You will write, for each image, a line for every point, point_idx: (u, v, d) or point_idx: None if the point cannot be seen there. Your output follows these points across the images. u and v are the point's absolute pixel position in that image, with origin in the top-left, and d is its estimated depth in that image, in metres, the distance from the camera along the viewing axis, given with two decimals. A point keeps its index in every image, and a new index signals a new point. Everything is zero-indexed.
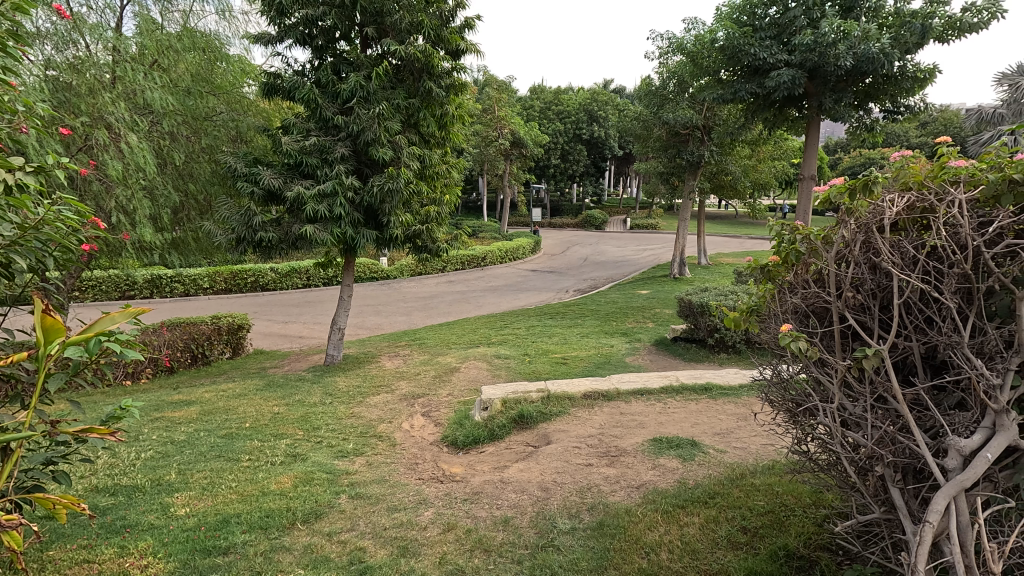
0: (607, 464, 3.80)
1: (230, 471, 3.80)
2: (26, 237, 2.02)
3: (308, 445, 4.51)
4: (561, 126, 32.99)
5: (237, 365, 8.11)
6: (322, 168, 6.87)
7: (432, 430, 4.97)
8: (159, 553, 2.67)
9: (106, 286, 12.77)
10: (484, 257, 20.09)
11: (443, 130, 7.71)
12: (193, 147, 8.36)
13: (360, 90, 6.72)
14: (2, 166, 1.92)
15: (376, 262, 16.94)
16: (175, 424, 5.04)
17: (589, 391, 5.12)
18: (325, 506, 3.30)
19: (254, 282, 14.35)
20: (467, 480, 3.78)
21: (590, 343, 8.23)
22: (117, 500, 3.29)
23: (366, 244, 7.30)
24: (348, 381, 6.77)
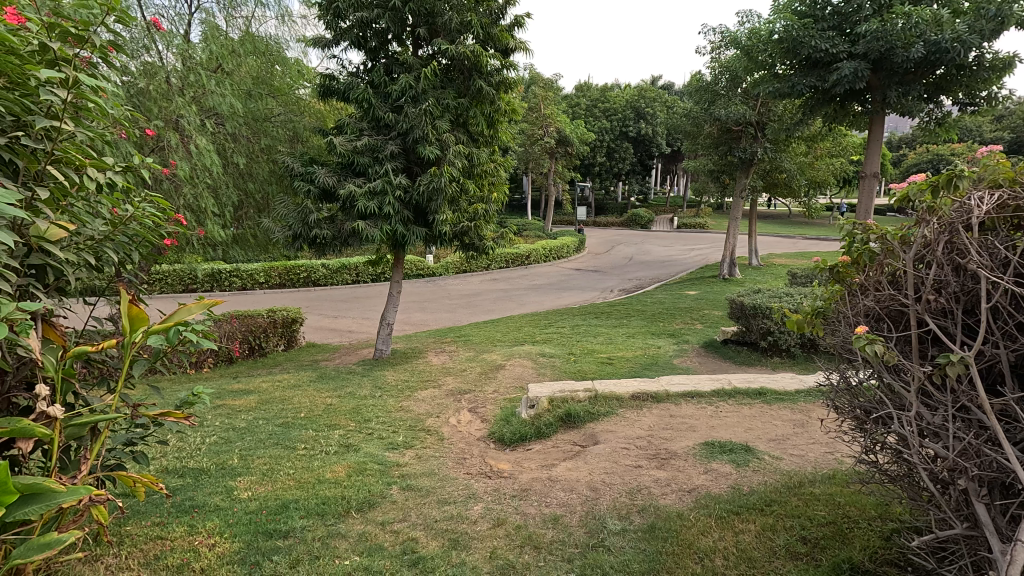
0: (658, 466, 3.74)
1: (288, 459, 3.95)
2: (116, 233, 2.18)
3: (359, 436, 4.63)
4: (608, 124, 32.55)
5: (291, 357, 8.43)
6: (373, 166, 7.03)
7: (479, 426, 5.03)
8: (225, 533, 2.78)
9: (171, 280, 13.45)
10: (527, 255, 20.15)
11: (491, 127, 7.72)
12: (253, 148, 8.77)
13: (411, 90, 6.85)
14: (97, 167, 2.07)
15: (422, 260, 17.25)
16: (235, 412, 5.27)
17: (637, 392, 5.05)
18: (378, 496, 3.38)
19: (306, 278, 14.85)
20: (515, 476, 3.79)
21: (637, 343, 8.11)
22: (186, 482, 3.47)
23: (415, 242, 7.43)
24: (397, 375, 6.92)
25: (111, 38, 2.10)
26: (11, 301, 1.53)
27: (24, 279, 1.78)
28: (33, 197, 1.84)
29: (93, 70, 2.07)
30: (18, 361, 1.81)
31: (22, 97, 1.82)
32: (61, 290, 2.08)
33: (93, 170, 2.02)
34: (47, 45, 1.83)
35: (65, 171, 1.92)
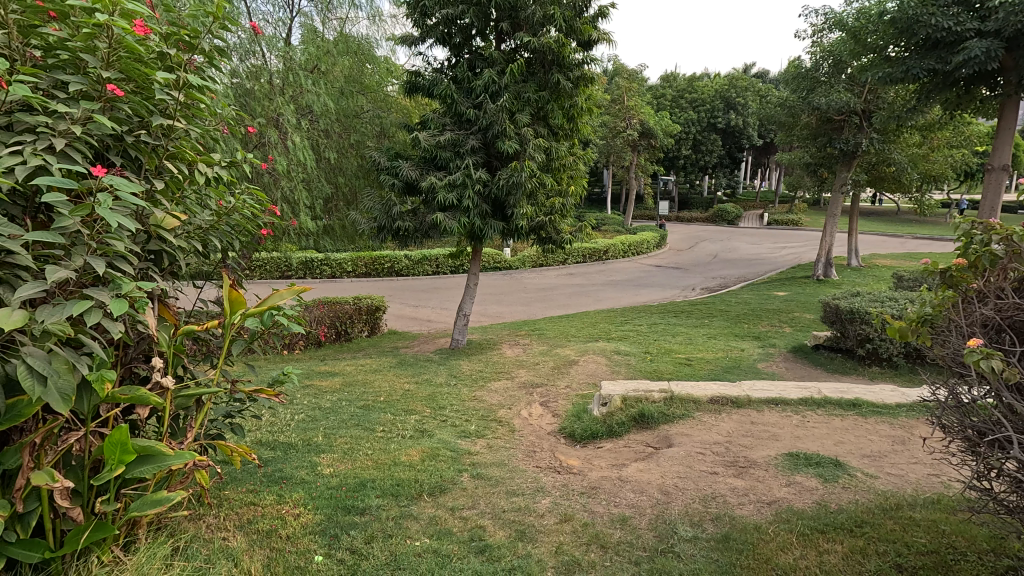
0: (735, 474, 3.57)
1: (367, 440, 4.16)
2: (221, 222, 2.38)
3: (434, 423, 4.78)
4: (695, 115, 31.24)
5: (374, 343, 8.85)
6: (454, 161, 7.19)
7: (550, 420, 5.04)
8: (309, 505, 2.96)
9: (270, 267, 14.53)
10: (606, 250, 19.87)
11: (571, 121, 7.64)
12: (343, 143, 9.26)
13: (493, 86, 6.92)
14: (205, 162, 2.27)
15: (499, 253, 17.49)
16: (322, 392, 5.62)
17: (716, 396, 4.83)
18: (449, 482, 3.48)
19: (390, 268, 15.50)
20: (584, 473, 3.76)
21: (718, 345, 7.77)
22: (277, 454, 3.75)
23: (493, 235, 7.53)
24: (472, 365, 7.08)
25: (220, 44, 2.29)
26: (131, 281, 1.72)
27: (144, 262, 2.00)
28: (152, 189, 2.05)
29: (202, 72, 2.26)
30: (138, 336, 2.02)
31: (145, 99, 2.03)
32: (174, 274, 2.30)
33: (202, 165, 2.22)
34: (164, 52, 2.02)
35: (179, 165, 2.11)
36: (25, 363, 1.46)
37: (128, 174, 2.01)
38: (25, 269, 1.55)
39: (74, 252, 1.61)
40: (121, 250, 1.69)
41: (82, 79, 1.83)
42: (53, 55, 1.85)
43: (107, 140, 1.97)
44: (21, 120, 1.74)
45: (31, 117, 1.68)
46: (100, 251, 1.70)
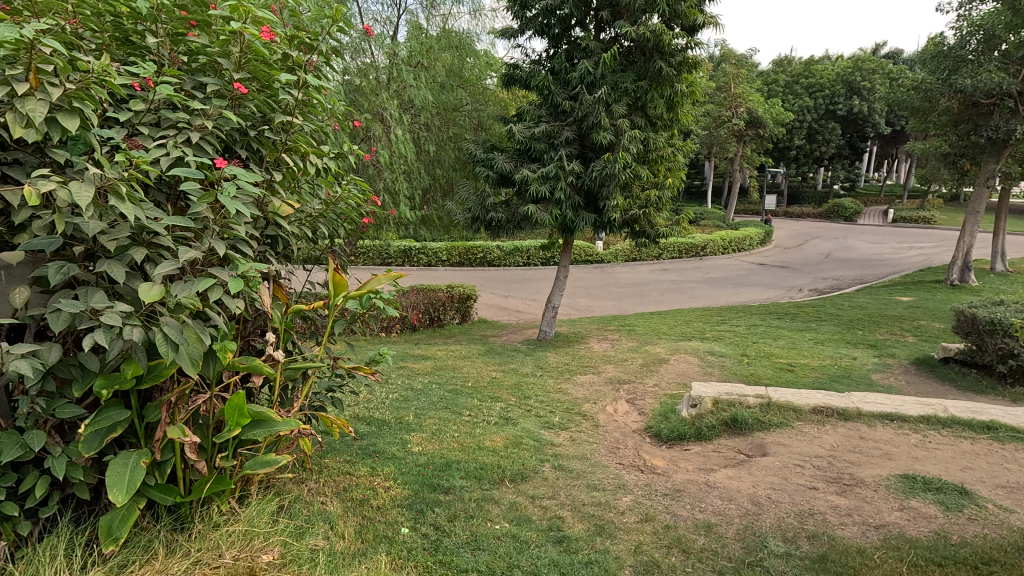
0: (838, 491, 3.30)
1: (454, 423, 4.33)
2: (329, 211, 2.57)
3: (518, 411, 4.87)
4: (811, 101, 28.83)
5: (464, 331, 9.15)
6: (549, 152, 7.19)
7: (636, 417, 4.94)
8: (398, 480, 3.13)
9: (372, 254, 15.45)
10: (704, 246, 18.98)
11: (672, 110, 7.37)
12: (443, 136, 9.59)
13: (589, 76, 6.84)
14: (316, 153, 2.45)
15: (591, 246, 17.33)
16: (414, 374, 5.91)
17: (821, 405, 4.48)
18: (530, 470, 3.53)
19: (483, 258, 15.88)
20: (669, 475, 3.66)
21: (825, 351, 7.18)
22: (372, 429, 4.00)
23: (584, 228, 7.46)
24: (558, 358, 7.10)
25: (334, 45, 2.44)
26: (247, 262, 1.91)
27: (262, 246, 2.21)
28: (271, 180, 2.25)
29: (318, 72, 2.43)
30: (255, 312, 2.25)
31: (268, 97, 2.22)
32: (287, 257, 2.52)
33: (314, 157, 2.40)
34: (286, 53, 2.20)
35: (294, 158, 2.30)
36: (162, 331, 1.67)
37: (251, 166, 2.23)
38: (165, 247, 1.78)
39: (204, 235, 1.82)
40: (241, 234, 1.88)
41: (217, 80, 2.05)
42: (194, 60, 2.08)
43: (235, 134, 2.19)
44: (167, 117, 1.98)
45: (174, 115, 1.90)
46: (225, 235, 1.90)
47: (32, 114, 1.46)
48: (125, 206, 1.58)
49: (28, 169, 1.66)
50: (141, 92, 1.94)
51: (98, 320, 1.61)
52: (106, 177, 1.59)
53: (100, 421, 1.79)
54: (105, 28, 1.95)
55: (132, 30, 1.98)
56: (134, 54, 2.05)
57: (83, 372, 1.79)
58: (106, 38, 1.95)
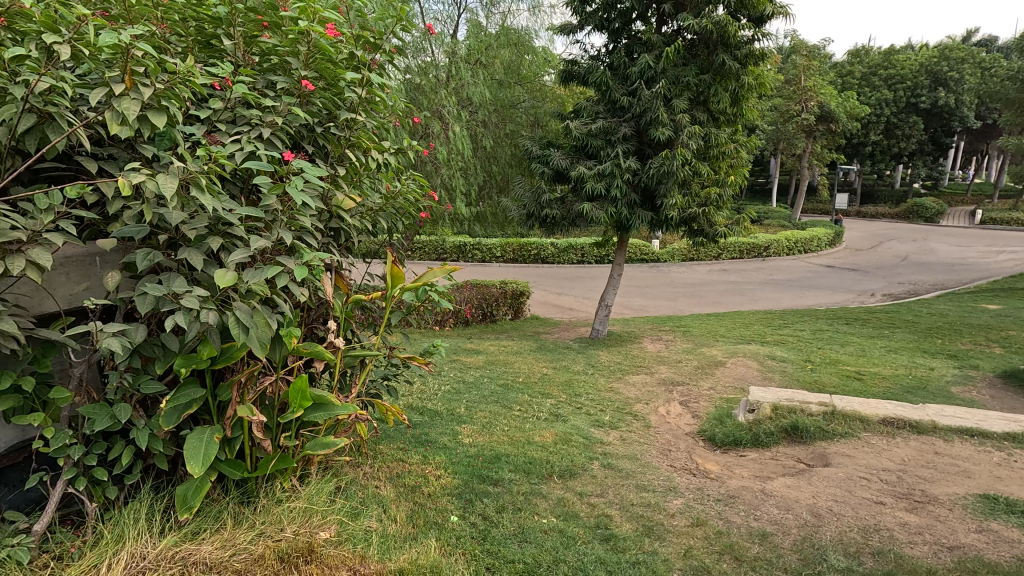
0: (908, 508, 3.10)
1: (504, 417, 4.37)
2: (388, 205, 2.65)
3: (568, 408, 4.86)
4: (890, 94, 27.04)
5: (516, 326, 9.20)
6: (606, 149, 7.11)
7: (689, 420, 4.82)
8: (449, 469, 3.20)
9: (428, 249, 15.78)
10: (767, 246, 18.21)
11: (736, 105, 7.12)
12: (499, 132, 9.66)
13: (649, 71, 6.70)
14: (377, 149, 2.53)
15: (647, 244, 17.01)
16: (466, 367, 6.01)
17: (891, 417, 4.22)
18: (579, 468, 3.52)
19: (536, 255, 15.90)
20: (722, 480, 3.55)
21: (898, 360, 6.75)
22: (424, 419, 4.11)
23: (640, 225, 7.33)
24: (610, 357, 7.02)
25: (397, 44, 2.50)
26: (312, 252, 2.00)
27: (326, 238, 2.31)
28: (335, 174, 2.35)
29: (381, 70, 2.51)
30: (318, 300, 2.36)
31: (333, 95, 2.31)
32: (348, 249, 2.62)
33: (375, 153, 2.49)
34: (352, 52, 2.28)
35: (356, 153, 2.39)
36: (234, 315, 1.78)
37: (316, 160, 2.34)
38: (238, 237, 1.89)
39: (273, 225, 1.92)
40: (306, 225, 1.97)
41: (287, 79, 2.15)
42: (267, 61, 2.19)
43: (303, 131, 2.31)
44: (241, 115, 2.10)
45: (249, 113, 2.02)
46: (292, 226, 2.00)
47: (126, 112, 1.58)
48: (204, 198, 1.69)
49: (121, 164, 1.82)
50: (219, 92, 2.07)
51: (178, 303, 1.73)
52: (189, 171, 1.70)
53: (178, 398, 1.93)
54: (189, 32, 2.08)
55: (212, 34, 2.10)
56: (213, 56, 2.18)
57: (165, 352, 1.94)
58: (189, 42, 2.08)
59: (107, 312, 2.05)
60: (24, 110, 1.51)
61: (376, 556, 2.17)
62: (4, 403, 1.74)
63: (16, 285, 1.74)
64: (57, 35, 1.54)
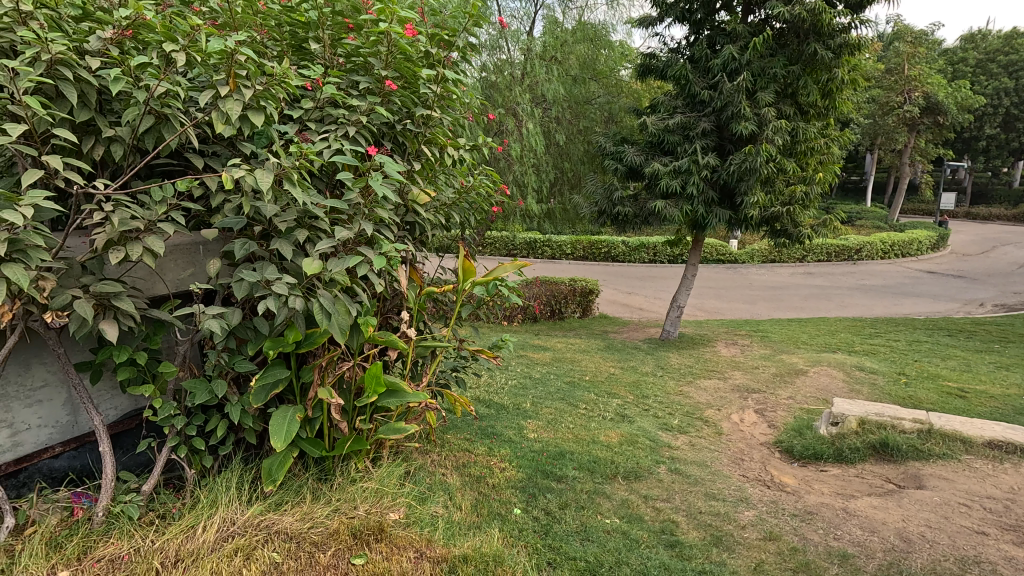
0: (1015, 542, 2.80)
1: (570, 414, 4.36)
2: (462, 200, 2.71)
3: (636, 409, 4.77)
4: (1011, 82, 24.31)
5: (584, 324, 9.13)
6: (683, 145, 6.89)
7: (764, 429, 4.60)
8: (513, 462, 3.24)
9: (499, 245, 15.99)
10: (859, 249, 16.95)
11: (827, 97, 6.67)
12: (572, 129, 9.60)
13: (733, 63, 6.41)
14: (452, 144, 2.60)
15: (724, 244, 16.33)
16: (533, 363, 6.04)
17: (999, 440, 3.82)
18: (645, 470, 3.46)
19: (607, 253, 15.68)
20: (799, 495, 3.36)
21: (1010, 378, 6.08)
22: (491, 412, 4.18)
23: (717, 224, 7.05)
24: (681, 359, 6.81)
25: (472, 41, 2.55)
26: (390, 244, 2.09)
27: (402, 231, 2.40)
28: (412, 169, 2.44)
29: (456, 67, 2.57)
30: (393, 292, 2.46)
31: (411, 93, 2.40)
32: (423, 242, 2.71)
33: (450, 149, 2.56)
34: (429, 51, 2.35)
35: (431, 149, 2.47)
36: (318, 301, 1.89)
37: (395, 156, 2.44)
38: (322, 228, 2.00)
39: (355, 217, 2.02)
40: (385, 217, 2.06)
41: (370, 79, 2.26)
42: (351, 61, 2.31)
43: (384, 128, 2.40)
44: (329, 114, 2.22)
45: (335, 112, 2.13)
46: (372, 219, 2.09)
47: (230, 112, 1.72)
48: (295, 191, 1.80)
49: (223, 160, 1.98)
50: (309, 92, 2.19)
51: (270, 289, 1.87)
52: (282, 166, 1.82)
53: (267, 378, 2.08)
54: (283, 37, 2.21)
55: (304, 37, 2.23)
56: (304, 59, 2.32)
57: (256, 334, 2.10)
58: (284, 46, 2.21)
59: (208, 297, 2.24)
60: (145, 111, 1.68)
61: (442, 540, 2.24)
62: (122, 374, 1.95)
63: (134, 269, 1.94)
64: (174, 42, 1.69)
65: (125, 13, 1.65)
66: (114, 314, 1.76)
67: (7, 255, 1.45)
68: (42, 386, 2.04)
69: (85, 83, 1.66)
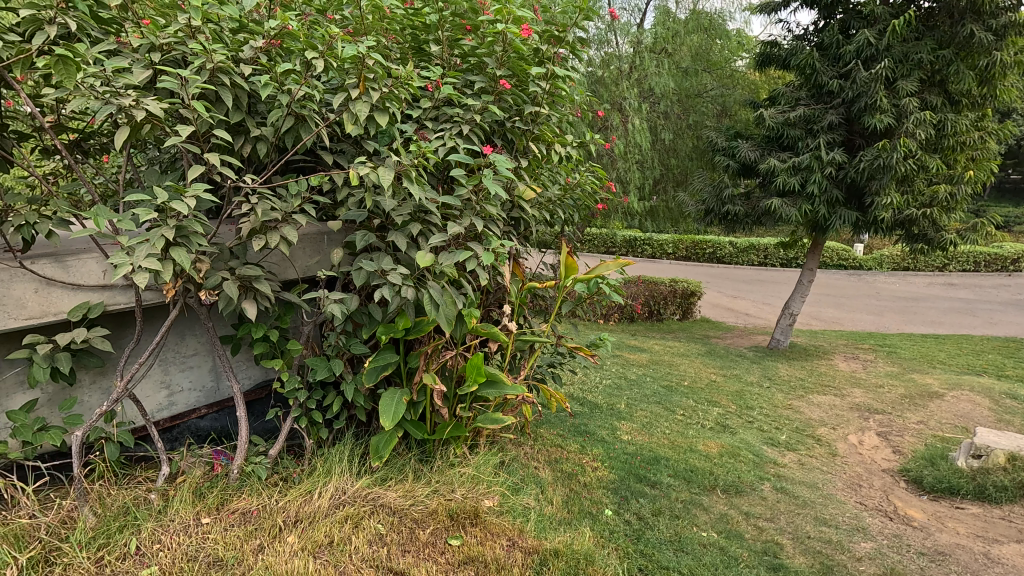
0: None
1: (666, 419, 4.23)
2: (567, 196, 2.72)
3: (738, 420, 4.52)
4: None
5: (684, 327, 8.79)
6: (805, 139, 6.38)
7: (888, 455, 4.16)
8: (605, 463, 3.20)
9: (598, 242, 15.82)
10: (1015, 258, 14.73)
11: (985, 84, 5.86)
12: (681, 124, 9.26)
13: (869, 49, 5.82)
14: (559, 141, 2.61)
15: (847, 248, 14.93)
16: (629, 363, 5.93)
17: None
18: (747, 486, 3.27)
19: (712, 254, 14.95)
20: (928, 532, 3.01)
21: None
22: (584, 410, 4.16)
23: (841, 226, 6.45)
24: (792, 371, 6.33)
25: (584, 36, 2.53)
26: (497, 239, 2.15)
27: (508, 226, 2.46)
28: (520, 166, 2.49)
29: (566, 64, 2.57)
30: (496, 286, 2.52)
31: (522, 91, 2.44)
32: (527, 238, 2.75)
33: (558, 146, 2.58)
34: (541, 48, 2.37)
35: (540, 145, 2.49)
36: (428, 293, 1.99)
37: (505, 153, 2.50)
38: (434, 222, 2.10)
39: (465, 213, 2.10)
40: (494, 213, 2.12)
41: (484, 78, 2.33)
42: (466, 62, 2.39)
43: (494, 126, 2.47)
44: (444, 113, 2.31)
45: (450, 110, 2.22)
46: (480, 213, 2.15)
47: (358, 113, 1.86)
48: (413, 187, 1.90)
49: (349, 157, 2.14)
50: (427, 92, 2.30)
51: (385, 278, 1.99)
52: (402, 164, 1.93)
53: (378, 360, 2.23)
54: (406, 40, 2.33)
55: (424, 39, 2.34)
56: (424, 60, 2.43)
57: (371, 320, 2.24)
58: (405, 48, 2.33)
59: (329, 283, 2.44)
60: (287, 112, 1.86)
61: (533, 532, 2.27)
62: (257, 349, 2.18)
63: (271, 254, 2.15)
64: (314, 50, 1.84)
65: (274, 24, 1.81)
66: (254, 295, 1.96)
67: (174, 239, 1.67)
68: (193, 354, 2.34)
69: (239, 87, 1.86)
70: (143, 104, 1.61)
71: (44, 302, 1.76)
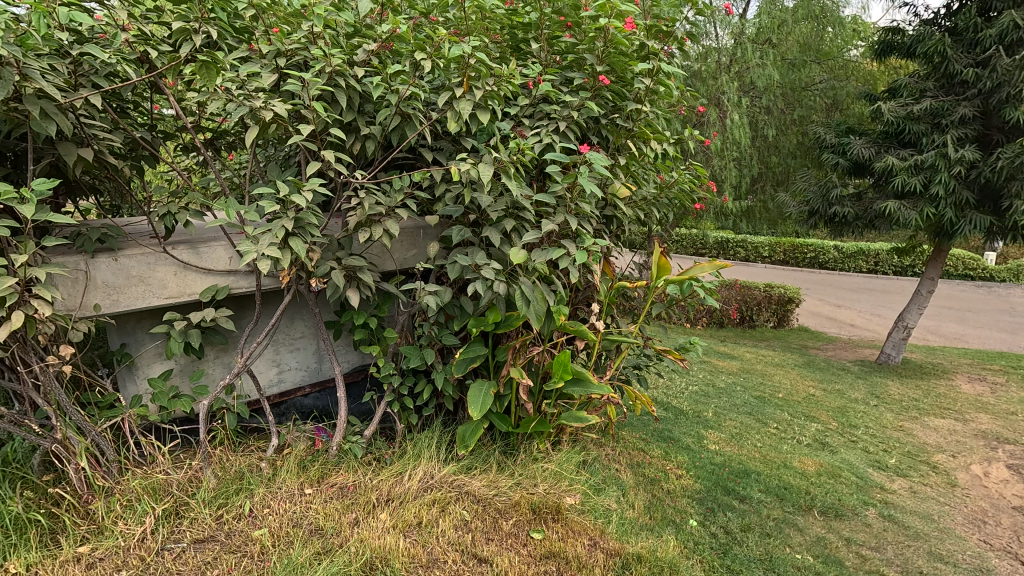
0: None
1: (757, 432, 4.00)
2: (662, 194, 2.65)
3: (839, 439, 4.19)
4: None
5: (779, 336, 8.27)
6: (930, 135, 5.77)
7: (1020, 491, 3.69)
8: (690, 471, 3.09)
9: (687, 243, 15.25)
10: None
11: None
12: (785, 120, 8.73)
13: (1015, 32, 5.15)
14: (657, 138, 2.55)
15: (975, 256, 13.34)
16: (718, 370, 5.68)
17: None
18: (849, 510, 3.02)
19: (813, 259, 13.93)
20: None
21: None
22: (668, 415, 4.03)
23: (970, 232, 5.77)
24: (903, 390, 5.77)
25: (688, 28, 2.44)
26: (590, 238, 2.14)
27: (601, 224, 2.44)
28: (615, 163, 2.45)
29: (668, 57, 2.49)
30: (585, 284, 2.51)
31: (621, 86, 2.39)
32: (618, 236, 2.71)
33: (655, 143, 2.51)
34: (643, 42, 2.31)
35: (637, 143, 2.44)
36: (520, 288, 2.02)
37: (601, 151, 2.48)
38: (528, 219, 2.13)
39: (559, 210, 2.11)
40: (588, 211, 2.10)
41: (583, 75, 2.31)
42: (565, 59, 2.38)
43: (590, 123, 2.45)
44: (541, 110, 2.33)
45: (548, 107, 2.23)
46: (573, 211, 2.15)
47: (462, 111, 1.92)
48: (509, 183, 1.94)
49: (449, 154, 2.21)
50: (525, 90, 2.32)
51: (479, 273, 2.04)
52: (500, 160, 1.96)
53: (468, 352, 2.29)
54: (506, 39, 2.36)
55: (524, 38, 2.36)
56: (522, 58, 2.45)
57: (463, 312, 2.31)
58: (505, 46, 2.36)
59: (424, 275, 2.54)
60: (394, 111, 1.96)
61: (615, 534, 2.24)
62: (358, 334, 2.31)
63: (373, 246, 2.27)
64: (422, 51, 1.91)
65: (385, 27, 1.91)
66: (357, 283, 2.09)
67: (292, 230, 1.81)
68: (300, 337, 2.53)
69: (352, 89, 1.98)
70: (270, 106, 1.75)
71: (181, 284, 1.98)
